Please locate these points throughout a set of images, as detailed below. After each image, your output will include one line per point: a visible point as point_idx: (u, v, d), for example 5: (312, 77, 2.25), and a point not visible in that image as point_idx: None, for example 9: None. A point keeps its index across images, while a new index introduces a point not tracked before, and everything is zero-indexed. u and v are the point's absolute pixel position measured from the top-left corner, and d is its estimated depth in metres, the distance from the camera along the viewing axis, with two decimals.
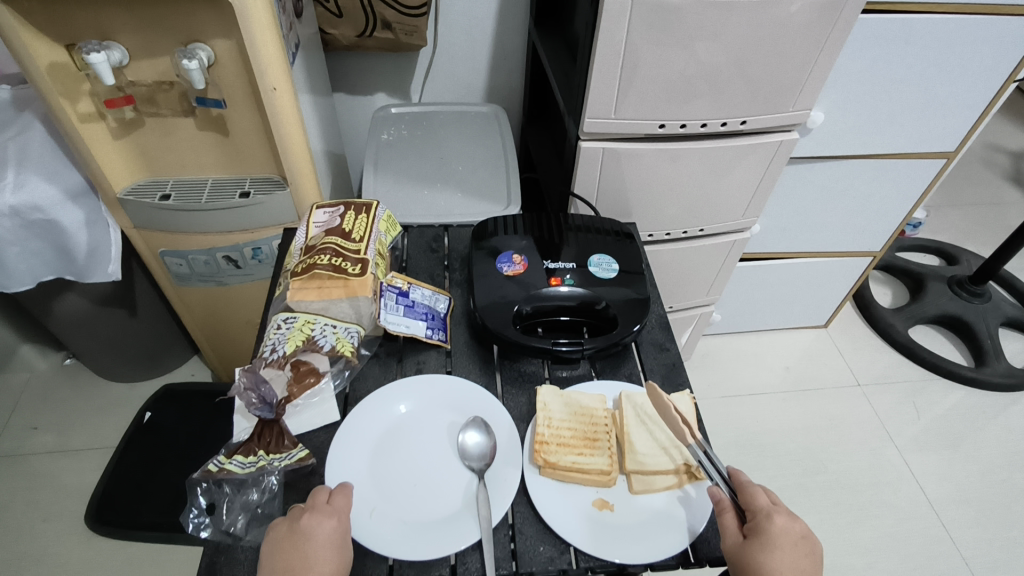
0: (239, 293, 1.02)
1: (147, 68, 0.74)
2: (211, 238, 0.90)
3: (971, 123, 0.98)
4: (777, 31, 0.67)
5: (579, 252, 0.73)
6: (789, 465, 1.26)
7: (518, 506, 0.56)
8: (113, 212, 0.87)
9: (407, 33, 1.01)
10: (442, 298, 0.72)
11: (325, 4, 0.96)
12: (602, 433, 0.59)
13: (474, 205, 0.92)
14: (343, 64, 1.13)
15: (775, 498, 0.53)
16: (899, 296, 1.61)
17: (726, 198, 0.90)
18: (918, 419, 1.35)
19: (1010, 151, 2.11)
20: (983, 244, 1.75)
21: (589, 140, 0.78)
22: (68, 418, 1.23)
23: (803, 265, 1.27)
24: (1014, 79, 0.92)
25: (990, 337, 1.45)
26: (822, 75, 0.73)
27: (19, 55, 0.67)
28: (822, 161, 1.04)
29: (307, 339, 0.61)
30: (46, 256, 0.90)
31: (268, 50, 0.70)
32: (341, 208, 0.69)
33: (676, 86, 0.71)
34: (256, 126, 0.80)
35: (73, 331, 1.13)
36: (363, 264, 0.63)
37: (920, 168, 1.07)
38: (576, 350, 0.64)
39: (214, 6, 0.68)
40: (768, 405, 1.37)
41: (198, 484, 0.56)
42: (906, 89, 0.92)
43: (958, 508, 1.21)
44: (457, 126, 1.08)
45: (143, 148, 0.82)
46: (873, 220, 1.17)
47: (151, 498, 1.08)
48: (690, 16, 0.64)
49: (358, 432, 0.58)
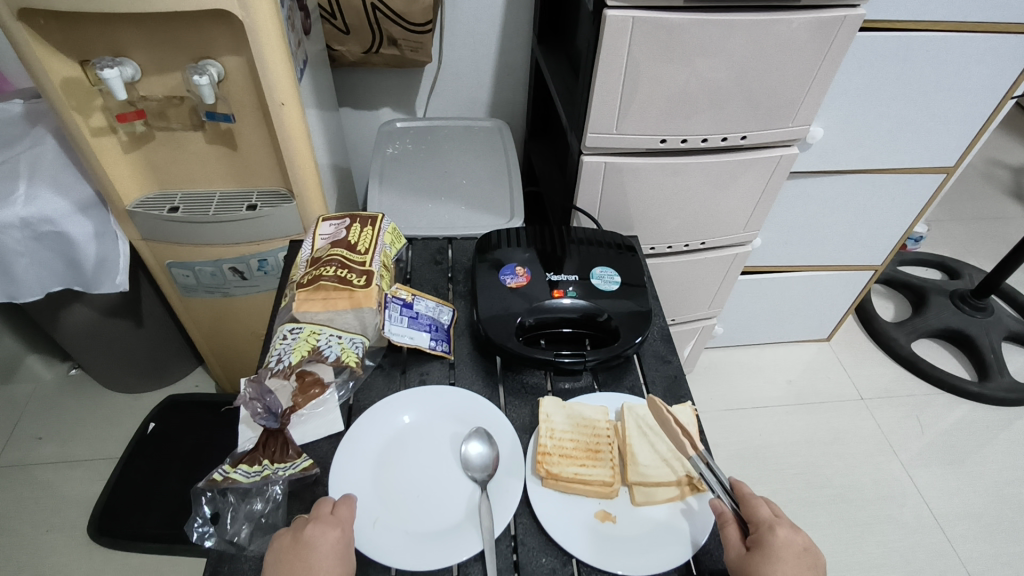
0: (245, 304, 1.03)
1: (157, 84, 0.75)
2: (218, 249, 0.91)
3: (970, 138, 0.99)
4: (777, 47, 0.68)
5: (581, 265, 0.74)
6: (792, 479, 1.25)
7: (521, 517, 0.56)
8: (122, 224, 0.88)
9: (412, 49, 1.03)
10: (446, 310, 0.72)
11: (333, 21, 0.97)
12: (604, 444, 0.59)
13: (477, 218, 0.93)
14: (350, 79, 1.15)
15: (779, 510, 0.53)
16: (901, 310, 1.61)
17: (727, 212, 0.91)
18: (922, 433, 1.35)
19: (1010, 166, 2.12)
20: (984, 258, 1.75)
21: (591, 155, 0.79)
22: (73, 429, 1.23)
23: (805, 279, 1.27)
24: (1012, 95, 0.93)
25: (992, 351, 1.45)
26: (821, 91, 0.75)
27: (34, 71, 0.69)
28: (822, 175, 1.05)
29: (313, 349, 0.62)
30: (55, 267, 0.91)
31: (278, 67, 0.71)
32: (347, 221, 0.71)
33: (677, 101, 0.72)
34: (264, 140, 0.82)
35: (79, 342, 1.14)
36: (368, 275, 0.65)
37: (920, 183, 1.08)
38: (579, 362, 0.64)
39: (224, 24, 0.69)
40: (771, 418, 1.37)
41: (202, 493, 0.57)
42: (905, 104, 0.93)
43: (962, 524, 1.20)
44: (461, 141, 1.10)
45: (153, 161, 0.84)
46: (874, 233, 1.18)
47: (153, 509, 1.08)
48: (691, 34, 0.66)
49: (361, 442, 0.58)
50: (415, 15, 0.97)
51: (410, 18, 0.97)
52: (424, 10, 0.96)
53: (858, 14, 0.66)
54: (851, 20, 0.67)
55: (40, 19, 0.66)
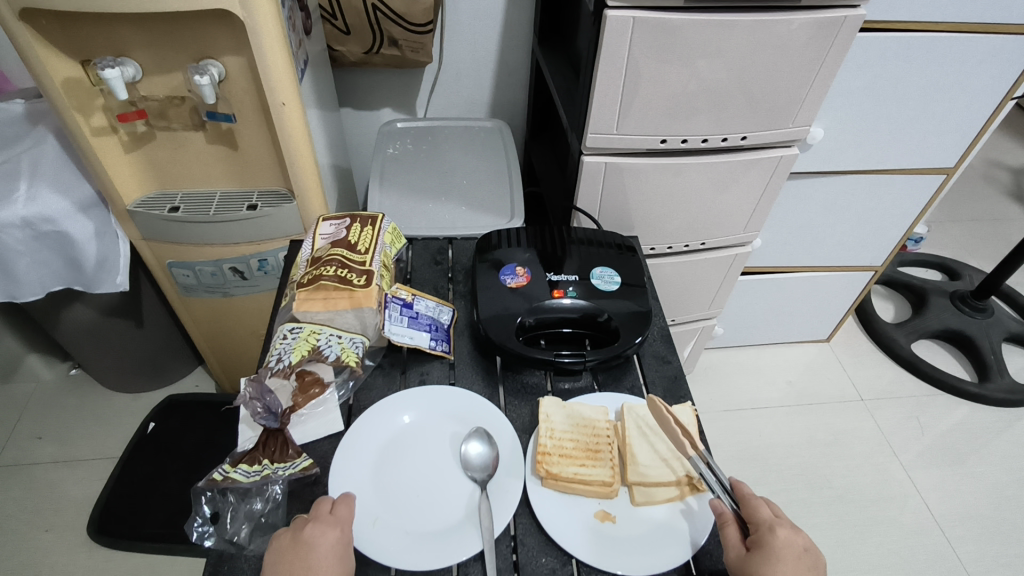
0: (245, 304, 1.03)
1: (158, 84, 0.75)
2: (219, 249, 0.91)
3: (970, 139, 0.99)
4: (777, 48, 0.68)
5: (581, 265, 0.74)
6: (792, 480, 1.25)
7: (521, 517, 0.56)
8: (123, 223, 0.88)
9: (413, 50, 1.03)
10: (446, 310, 0.72)
11: (334, 21, 0.97)
12: (604, 444, 0.59)
13: (477, 218, 0.93)
14: (350, 79, 1.16)
15: (779, 511, 0.53)
16: (902, 311, 1.61)
17: (727, 213, 0.91)
18: (922, 434, 1.35)
19: (1010, 167, 2.12)
20: (984, 259, 1.75)
21: (591, 155, 0.80)
22: (73, 429, 1.23)
23: (806, 279, 1.27)
24: (1012, 96, 0.93)
25: (993, 352, 1.45)
26: (822, 91, 0.75)
27: (35, 71, 0.69)
28: (822, 176, 1.05)
29: (313, 349, 0.62)
30: (56, 267, 0.91)
31: (278, 67, 0.71)
32: (347, 220, 0.71)
33: (678, 102, 0.72)
34: (264, 140, 0.82)
35: (80, 342, 1.14)
36: (368, 275, 0.65)
37: (920, 184, 1.08)
38: (579, 362, 0.64)
39: (225, 24, 0.69)
40: (771, 419, 1.37)
41: (202, 493, 0.57)
42: (905, 105, 0.93)
43: (962, 525, 1.20)
44: (461, 141, 1.10)
45: (154, 161, 0.84)
46: (874, 234, 1.18)
47: (153, 510, 1.08)
48: (691, 35, 0.66)
49: (361, 442, 0.58)
50: (416, 15, 0.97)
51: (411, 18, 0.97)
52: (424, 11, 0.96)
53: (858, 14, 0.66)
54: (851, 20, 0.67)
55: (42, 20, 0.66)
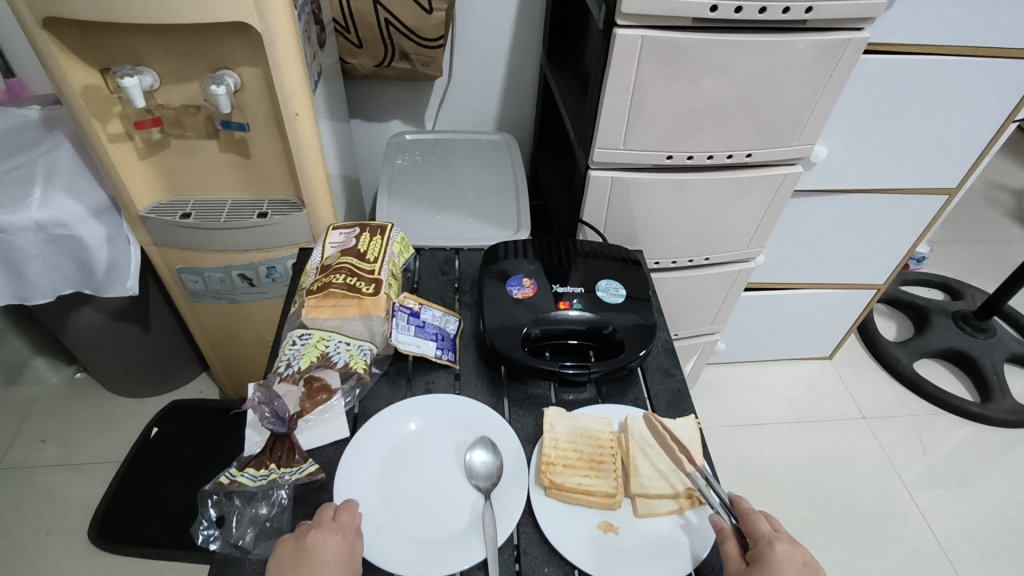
0: (253, 311, 1.03)
1: (175, 92, 0.77)
2: (227, 256, 0.92)
3: (973, 161, 1.01)
4: (782, 68, 0.69)
5: (586, 277, 0.75)
6: (794, 497, 1.25)
7: (524, 527, 0.56)
8: (135, 229, 0.89)
9: (424, 63, 1.04)
10: (453, 319, 0.73)
11: (347, 35, 1.00)
12: (607, 456, 0.59)
13: (485, 229, 0.94)
14: (361, 92, 1.18)
15: (778, 526, 0.53)
16: (904, 330, 1.62)
17: (732, 227, 0.91)
18: (925, 455, 1.34)
19: (1013, 189, 2.13)
20: (987, 280, 1.76)
21: (599, 170, 0.81)
22: (78, 433, 1.23)
23: (809, 296, 1.28)
24: (1014, 119, 0.94)
25: (995, 372, 1.45)
26: (824, 113, 0.76)
27: (55, 78, 0.70)
28: (825, 194, 1.06)
29: (321, 356, 0.63)
30: (67, 270, 0.92)
31: (292, 77, 0.73)
32: (357, 229, 0.72)
33: (684, 119, 0.74)
34: (276, 149, 0.83)
35: (86, 345, 1.15)
36: (377, 283, 0.66)
37: (923, 204, 1.09)
38: (583, 373, 0.65)
39: (242, 36, 0.71)
40: (773, 435, 1.37)
41: (209, 496, 0.57)
42: (909, 125, 0.94)
43: (965, 546, 1.19)
44: (469, 153, 1.11)
45: (167, 168, 0.85)
46: (877, 253, 1.18)
47: (153, 514, 1.08)
48: (699, 53, 0.67)
49: (366, 449, 0.59)
50: (428, 30, 0.99)
51: (423, 33, 0.99)
52: (436, 26, 0.98)
53: (863, 36, 0.68)
54: (854, 43, 0.68)
55: (64, 28, 0.68)
